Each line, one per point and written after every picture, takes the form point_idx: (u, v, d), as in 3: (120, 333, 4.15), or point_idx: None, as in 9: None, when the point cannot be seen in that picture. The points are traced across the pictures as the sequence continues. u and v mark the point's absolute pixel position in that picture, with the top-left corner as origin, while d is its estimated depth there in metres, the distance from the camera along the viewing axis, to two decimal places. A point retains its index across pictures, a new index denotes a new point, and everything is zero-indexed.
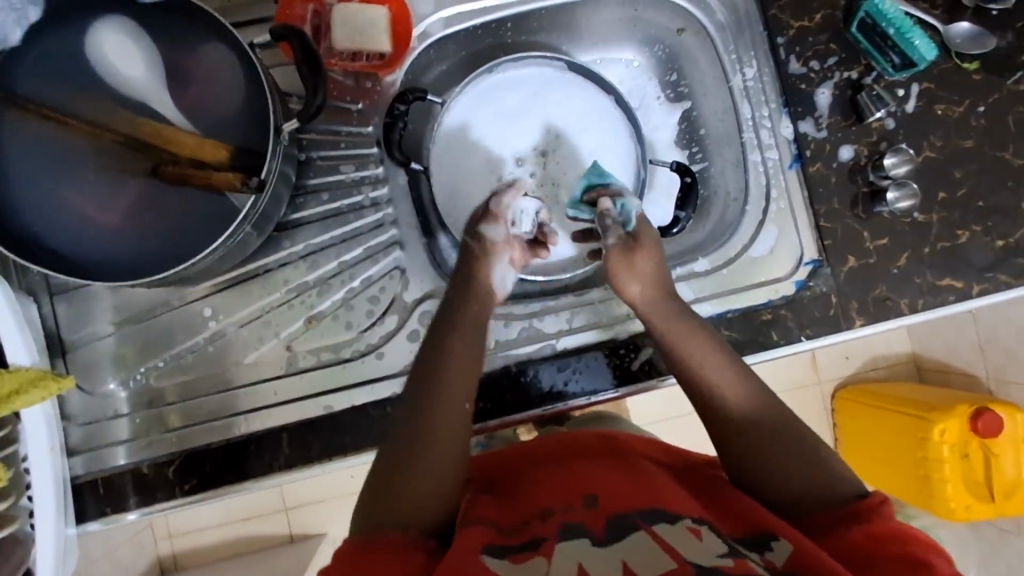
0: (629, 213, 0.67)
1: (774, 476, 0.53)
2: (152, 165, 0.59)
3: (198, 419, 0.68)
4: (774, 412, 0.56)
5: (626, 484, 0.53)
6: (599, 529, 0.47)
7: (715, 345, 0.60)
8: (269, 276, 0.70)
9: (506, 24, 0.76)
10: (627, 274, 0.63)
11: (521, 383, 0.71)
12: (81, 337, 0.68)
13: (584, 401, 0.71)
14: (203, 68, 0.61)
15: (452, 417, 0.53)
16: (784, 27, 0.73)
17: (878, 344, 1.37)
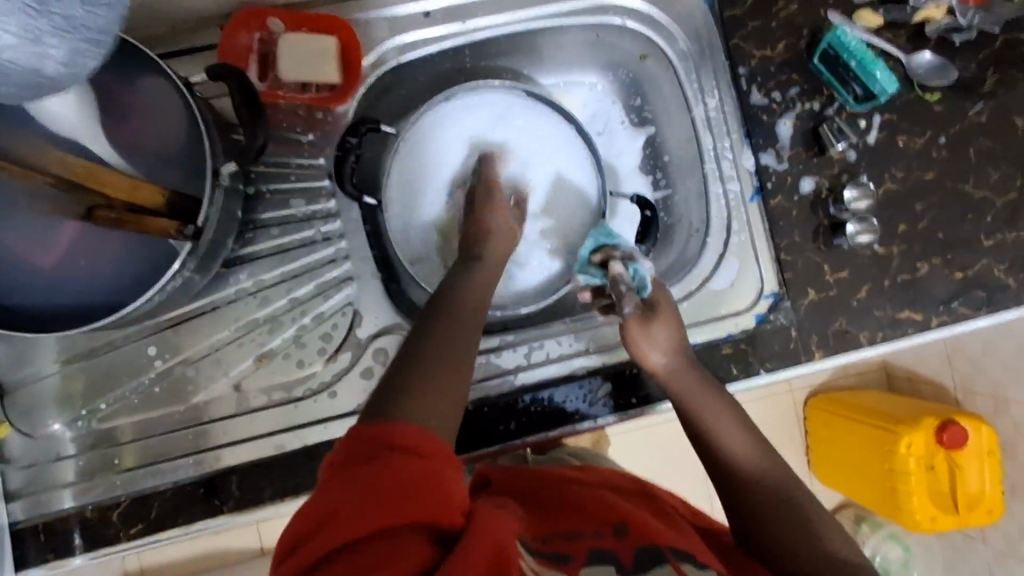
0: (642, 276, 0.68)
1: (789, 544, 0.53)
2: (85, 209, 0.56)
3: (144, 461, 0.66)
4: (786, 483, 0.57)
5: (655, 521, 0.55)
6: (628, 559, 0.49)
7: (730, 414, 0.61)
8: (217, 312, 0.68)
9: (464, 50, 0.74)
10: (647, 344, 0.63)
11: (480, 421, 0.69)
12: (22, 378, 0.67)
13: (542, 436, 0.69)
14: (141, 107, 0.59)
15: (443, 381, 0.51)
16: (746, 57, 0.72)
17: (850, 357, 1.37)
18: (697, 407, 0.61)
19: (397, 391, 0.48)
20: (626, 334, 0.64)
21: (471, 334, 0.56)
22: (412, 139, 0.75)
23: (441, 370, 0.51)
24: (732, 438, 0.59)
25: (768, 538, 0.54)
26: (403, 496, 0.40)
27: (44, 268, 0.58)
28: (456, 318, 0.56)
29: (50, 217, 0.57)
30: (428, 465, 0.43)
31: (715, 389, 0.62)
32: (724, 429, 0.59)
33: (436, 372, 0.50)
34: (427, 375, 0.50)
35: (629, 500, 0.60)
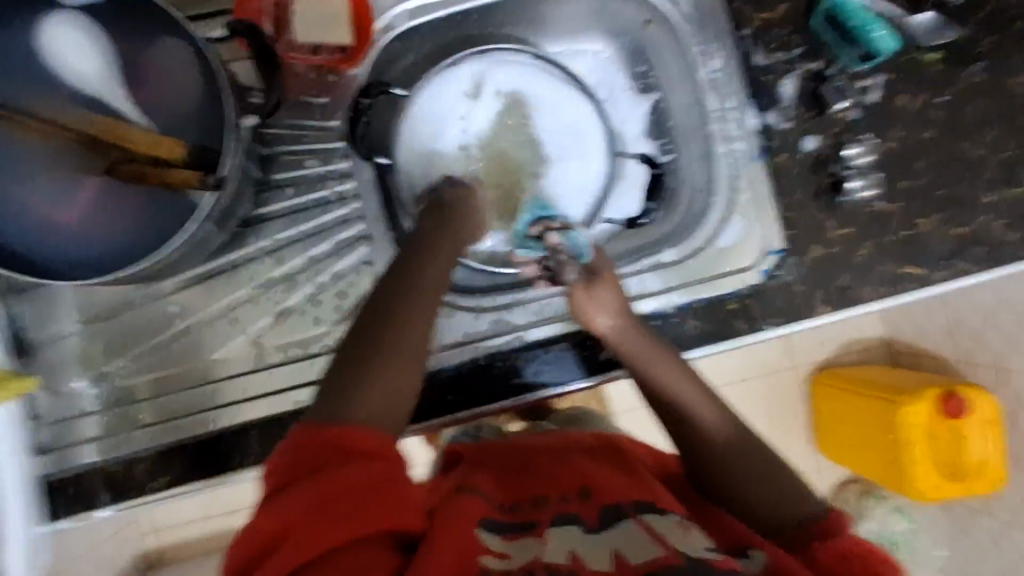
0: (580, 244, 0.71)
1: (755, 500, 0.58)
2: (107, 164, 0.58)
3: (165, 417, 0.68)
4: (746, 444, 0.61)
5: (622, 484, 0.59)
6: (592, 520, 0.54)
7: (676, 371, 0.64)
8: (236, 272, 0.70)
9: (472, 16, 0.76)
10: (592, 307, 0.65)
11: (492, 377, 0.70)
12: (47, 337, 0.68)
13: (551, 392, 0.71)
14: (158, 67, 0.60)
15: (408, 338, 0.53)
16: (747, 19, 0.74)
17: (852, 327, 1.37)
18: (646, 366, 0.64)
19: (337, 398, 0.51)
20: (572, 299, 0.66)
21: (432, 298, 0.56)
22: (420, 103, 0.77)
23: (392, 363, 0.52)
24: (694, 399, 0.63)
25: (727, 489, 0.59)
26: (363, 504, 0.45)
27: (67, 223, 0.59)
28: (407, 291, 0.56)
29: (74, 173, 0.59)
30: (368, 468, 0.47)
31: (661, 350, 0.64)
32: (687, 392, 0.63)
33: (382, 369, 0.52)
34: (367, 377, 0.51)
35: (600, 460, 0.64)
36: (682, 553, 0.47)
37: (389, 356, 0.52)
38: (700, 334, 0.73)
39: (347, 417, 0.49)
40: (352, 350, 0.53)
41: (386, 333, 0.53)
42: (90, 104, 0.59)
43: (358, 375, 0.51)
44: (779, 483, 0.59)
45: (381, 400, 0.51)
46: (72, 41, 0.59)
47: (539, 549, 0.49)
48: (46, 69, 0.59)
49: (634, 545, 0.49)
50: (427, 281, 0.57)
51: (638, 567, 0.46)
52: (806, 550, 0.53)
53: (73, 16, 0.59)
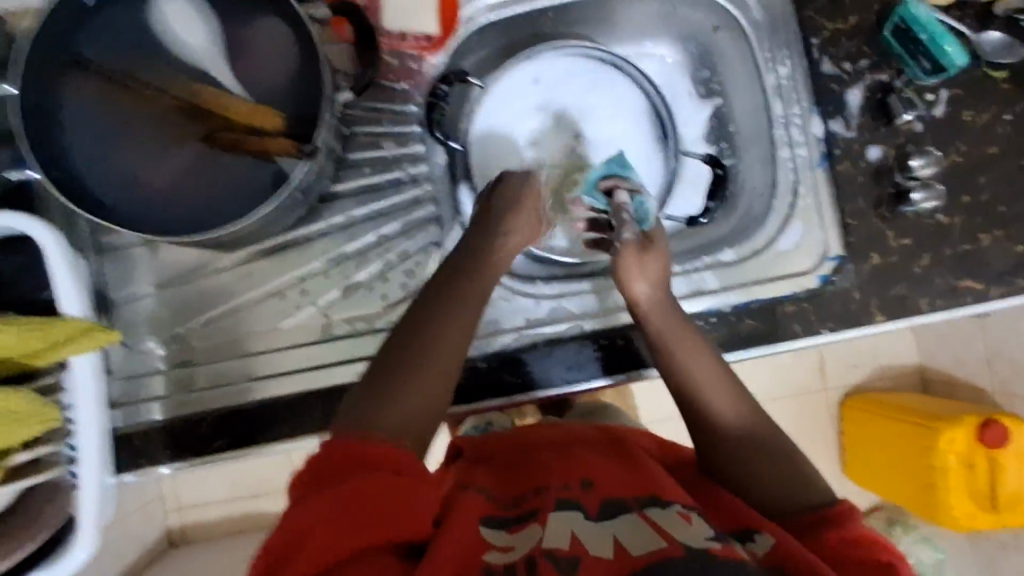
0: (645, 211, 0.72)
1: (768, 494, 0.56)
2: (206, 131, 0.62)
3: (218, 383, 0.70)
4: (766, 437, 0.60)
5: (622, 480, 0.57)
6: (593, 510, 0.52)
7: (706, 358, 0.63)
8: (308, 244, 0.72)
9: (548, 14, 0.78)
10: (637, 272, 0.66)
11: (543, 365, 0.71)
12: (124, 297, 0.71)
13: (567, 389, 0.71)
14: (256, 42, 0.63)
15: (451, 338, 0.57)
16: (819, 28, 0.75)
17: (882, 352, 1.33)
18: (674, 348, 0.64)
19: (375, 404, 0.54)
20: (620, 258, 0.67)
21: (474, 306, 0.61)
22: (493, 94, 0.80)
23: (428, 376, 0.56)
24: (718, 393, 0.61)
25: (737, 474, 0.58)
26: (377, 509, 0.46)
27: (158, 186, 0.61)
28: (459, 312, 0.59)
29: (171, 138, 0.62)
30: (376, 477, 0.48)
31: (691, 333, 0.65)
32: (709, 383, 0.62)
33: (417, 380, 0.55)
34: (405, 378, 0.55)
35: (602, 453, 0.62)
36: (686, 545, 0.46)
37: (432, 369, 0.56)
38: (756, 335, 0.73)
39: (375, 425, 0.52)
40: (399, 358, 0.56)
41: (429, 345, 0.57)
42: (191, 73, 0.62)
43: (401, 382, 0.55)
44: (788, 468, 0.58)
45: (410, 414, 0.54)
46: (174, 13, 0.62)
47: (540, 535, 0.49)
48: (155, 40, 0.62)
49: (637, 538, 0.47)
50: (463, 308, 0.60)
51: (639, 559, 0.45)
52: (814, 535, 0.52)
53: None
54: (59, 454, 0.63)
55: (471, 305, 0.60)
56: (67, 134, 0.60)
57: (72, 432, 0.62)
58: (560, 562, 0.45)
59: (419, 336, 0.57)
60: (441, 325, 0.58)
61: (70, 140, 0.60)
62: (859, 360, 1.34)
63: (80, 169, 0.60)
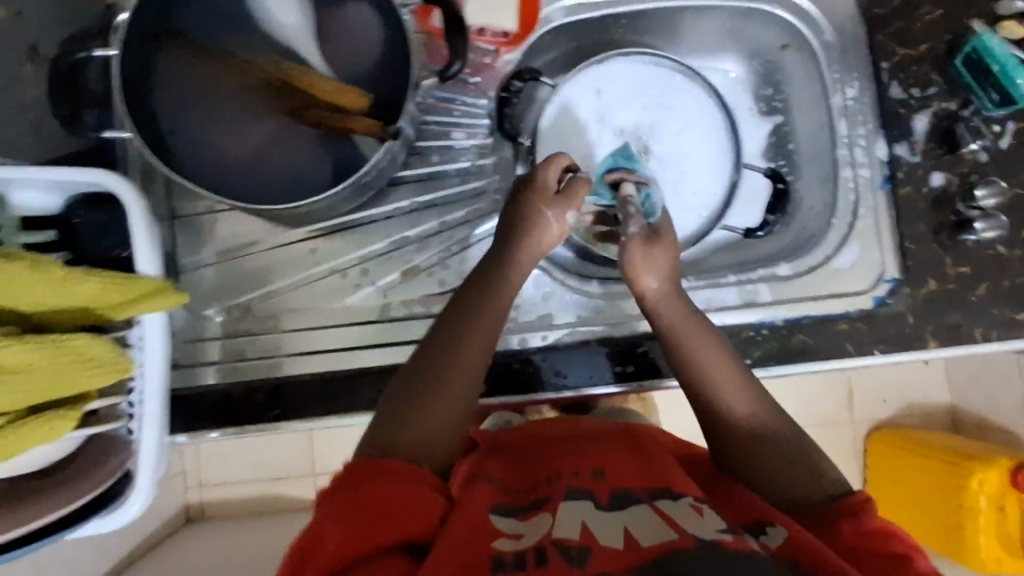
0: (653, 205, 0.72)
1: (785, 487, 0.56)
2: (292, 107, 0.64)
3: (248, 357, 0.71)
4: (777, 432, 0.59)
5: (634, 467, 0.57)
6: (604, 498, 0.53)
7: (720, 354, 0.62)
8: (373, 226, 0.74)
9: (621, 20, 0.79)
10: (644, 265, 0.65)
11: (555, 366, 0.73)
12: (191, 263, 0.73)
13: (577, 391, 0.72)
14: (343, 25, 0.65)
15: (472, 351, 0.60)
16: (889, 53, 0.76)
17: (912, 388, 1.25)
18: (683, 343, 0.63)
19: (397, 416, 0.57)
20: (626, 252, 0.65)
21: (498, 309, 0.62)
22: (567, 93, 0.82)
23: (450, 392, 0.58)
24: (726, 389, 0.60)
25: (750, 466, 0.58)
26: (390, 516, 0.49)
27: (237, 156, 0.64)
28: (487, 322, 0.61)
29: (259, 112, 0.64)
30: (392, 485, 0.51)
31: (705, 327, 0.63)
32: (717, 378, 0.61)
33: (438, 394, 0.58)
34: (426, 391, 0.58)
35: (615, 441, 0.63)
36: (696, 537, 0.45)
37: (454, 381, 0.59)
38: (807, 350, 0.73)
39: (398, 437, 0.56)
40: (423, 373, 0.59)
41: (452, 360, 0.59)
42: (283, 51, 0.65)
43: (425, 398, 0.58)
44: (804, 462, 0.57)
45: (426, 426, 0.57)
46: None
47: (550, 524, 0.50)
48: (251, 17, 0.65)
49: (646, 528, 0.47)
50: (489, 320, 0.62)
51: (647, 551, 0.45)
52: (831, 529, 0.52)
53: None
54: (119, 408, 0.64)
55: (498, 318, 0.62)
56: (159, 100, 0.62)
57: (134, 387, 0.64)
58: (570, 554, 0.46)
59: (443, 347, 0.60)
60: (466, 335, 0.60)
61: (160, 106, 0.62)
62: (888, 395, 1.26)
63: (168, 135, 0.62)
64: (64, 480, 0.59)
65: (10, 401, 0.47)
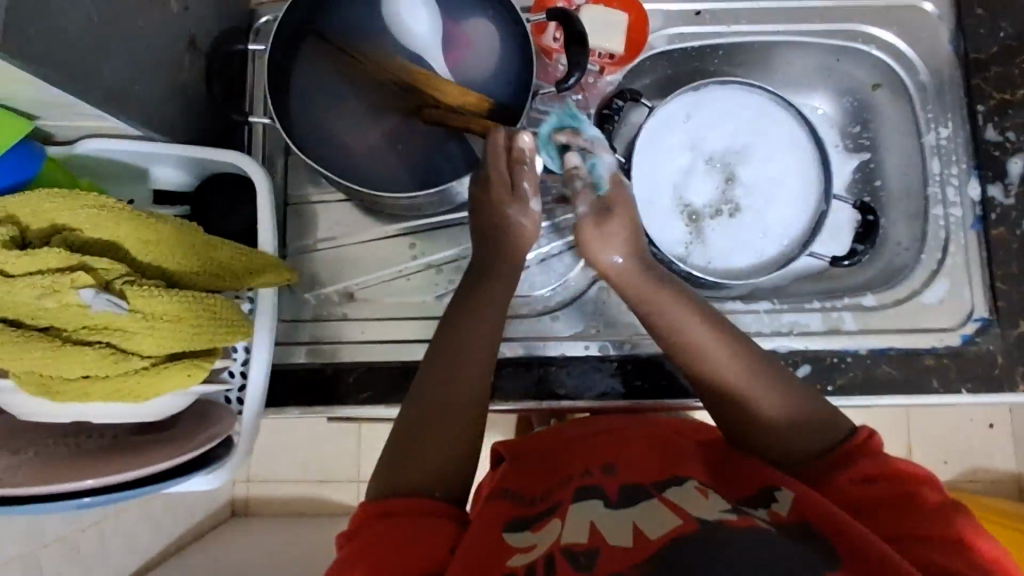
0: (599, 174, 0.67)
1: (787, 445, 0.56)
2: (417, 107, 0.70)
3: (328, 339, 0.75)
4: (772, 399, 0.57)
5: (641, 468, 0.59)
6: (614, 497, 0.55)
7: (695, 317, 0.61)
8: (471, 226, 0.78)
9: (719, 51, 0.83)
10: (602, 245, 0.65)
11: (569, 377, 0.74)
12: (297, 248, 0.78)
13: (592, 402, 0.74)
14: (470, 37, 0.71)
15: (468, 360, 0.61)
16: (986, 96, 0.78)
17: (980, 452, 1.11)
18: (662, 321, 0.62)
19: (400, 458, 0.57)
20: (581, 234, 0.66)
21: (501, 309, 0.64)
22: (662, 116, 0.83)
23: (450, 425, 0.58)
24: (717, 365, 0.59)
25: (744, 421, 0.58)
26: (404, 547, 0.50)
27: (361, 149, 0.69)
28: (475, 348, 0.62)
29: (385, 111, 0.70)
30: (407, 521, 0.52)
31: (674, 289, 0.63)
32: (707, 358, 0.59)
33: (443, 417, 0.58)
34: (427, 428, 0.58)
35: (620, 437, 0.64)
36: (699, 519, 0.48)
37: (450, 412, 0.59)
38: (892, 382, 0.73)
39: (415, 463, 0.56)
40: (420, 413, 0.59)
41: (443, 394, 0.60)
42: (411, 56, 0.70)
43: (422, 436, 0.58)
44: (796, 403, 0.57)
45: (429, 465, 0.56)
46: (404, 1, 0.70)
47: (560, 531, 0.51)
48: (386, 25, 0.71)
49: (654, 519, 0.49)
50: (481, 344, 0.62)
51: (657, 540, 0.47)
52: (829, 479, 0.54)
53: None
54: (220, 375, 0.68)
55: (494, 339, 0.63)
56: (301, 94, 0.69)
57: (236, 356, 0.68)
58: (579, 560, 0.47)
59: (433, 386, 0.60)
60: (459, 365, 0.61)
61: (301, 99, 0.69)
62: (950, 455, 1.11)
63: (305, 126, 0.69)
64: (177, 437, 0.61)
65: (155, 344, 0.50)
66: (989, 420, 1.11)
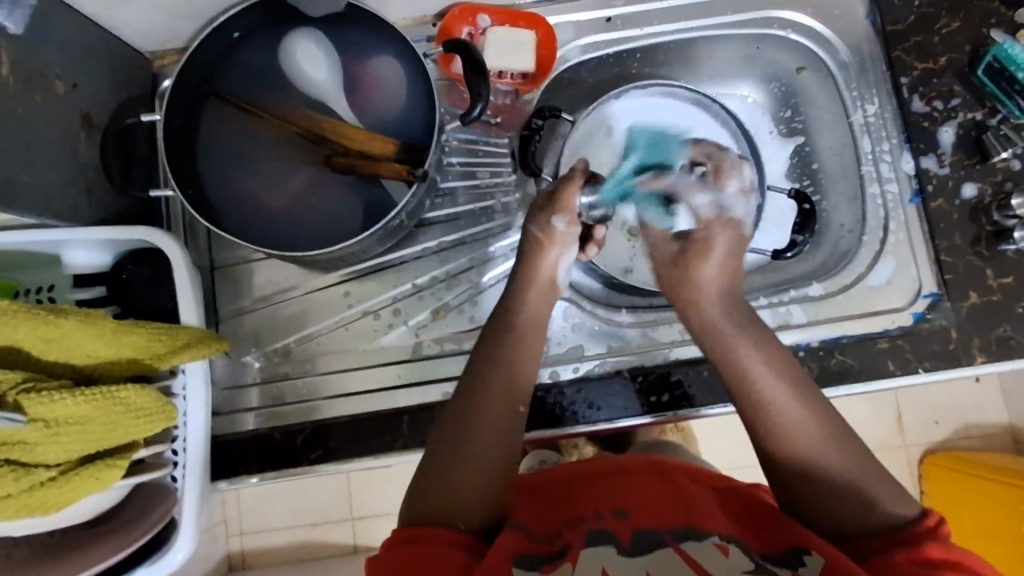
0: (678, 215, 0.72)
1: (843, 512, 0.53)
2: (325, 157, 0.68)
3: (286, 401, 0.73)
4: (853, 458, 0.55)
5: (665, 504, 0.56)
6: (627, 541, 0.52)
7: (776, 368, 0.59)
8: (403, 266, 0.76)
9: (636, 54, 0.81)
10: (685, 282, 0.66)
11: (559, 403, 0.72)
12: (229, 310, 0.76)
13: (586, 428, 0.72)
14: (374, 76, 0.69)
15: (499, 405, 0.58)
16: (908, 67, 0.76)
17: (971, 408, 1.10)
18: (736, 354, 0.60)
19: (423, 492, 0.55)
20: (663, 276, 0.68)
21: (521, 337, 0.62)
22: (585, 129, 0.82)
23: (474, 470, 0.55)
24: (791, 413, 0.56)
25: (791, 480, 0.55)
26: None
27: (275, 208, 0.67)
28: (504, 378, 0.59)
29: (293, 165, 0.68)
30: (432, 549, 0.50)
31: (754, 333, 0.61)
32: (781, 402, 0.57)
33: (469, 458, 0.55)
34: (459, 446, 0.56)
35: (649, 476, 0.60)
36: None
37: (480, 438, 0.56)
38: (848, 371, 0.70)
39: (434, 510, 0.53)
40: (442, 462, 0.56)
41: (477, 415, 0.58)
42: (314, 103, 0.68)
43: (446, 475, 0.55)
44: (857, 474, 0.54)
45: (456, 491, 0.54)
46: (302, 49, 0.68)
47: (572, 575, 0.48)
48: (284, 74, 0.68)
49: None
50: (504, 372, 0.60)
51: None
52: (881, 557, 0.50)
53: (306, 30, 0.68)
54: (164, 456, 0.65)
55: (517, 369, 0.60)
56: (203, 161, 0.67)
57: (180, 411, 0.65)
58: None
59: (459, 425, 0.57)
60: (500, 391, 0.59)
61: (203, 165, 0.67)
62: (941, 415, 1.10)
63: (214, 191, 0.66)
64: (117, 528, 0.59)
65: (61, 453, 0.49)
66: (976, 373, 1.09)
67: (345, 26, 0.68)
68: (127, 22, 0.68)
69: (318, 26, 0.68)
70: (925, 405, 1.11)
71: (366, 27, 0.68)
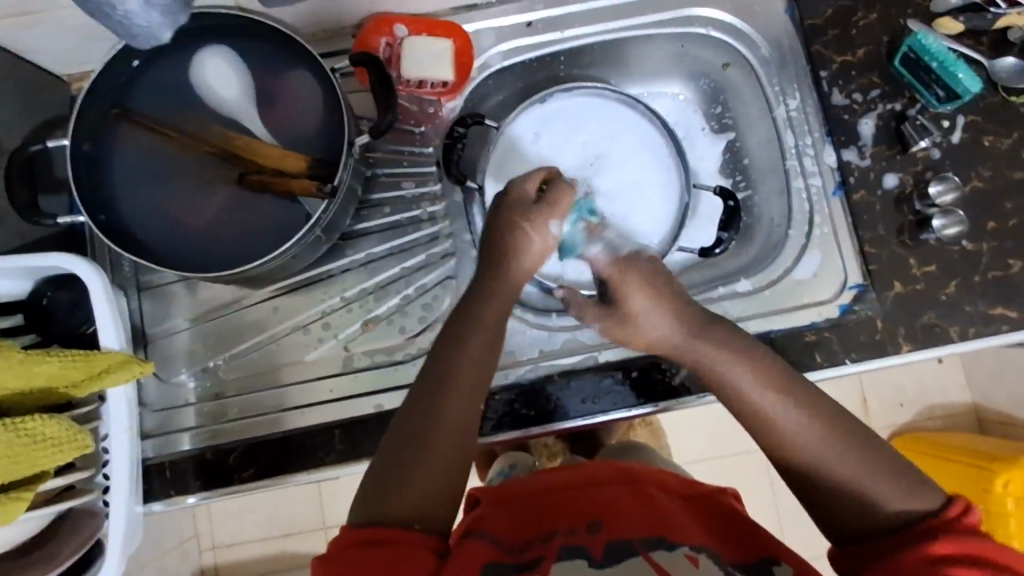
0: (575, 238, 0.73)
1: (848, 514, 0.52)
2: (239, 174, 0.67)
3: (218, 422, 0.72)
4: (866, 458, 0.52)
5: (641, 512, 0.55)
6: (599, 552, 0.52)
7: (760, 378, 0.56)
8: (332, 279, 0.76)
9: (561, 58, 0.81)
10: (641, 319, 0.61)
11: (504, 407, 0.72)
12: (160, 331, 0.75)
13: (519, 433, 0.72)
14: (289, 91, 0.68)
15: (461, 408, 0.55)
16: (828, 61, 0.77)
17: (934, 389, 1.13)
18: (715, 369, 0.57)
19: (379, 496, 0.52)
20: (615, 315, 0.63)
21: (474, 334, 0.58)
22: (510, 134, 0.82)
23: (431, 477, 0.53)
24: (791, 426, 0.54)
25: (804, 489, 0.54)
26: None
27: (192, 227, 0.67)
28: (462, 380, 0.56)
29: (209, 182, 0.67)
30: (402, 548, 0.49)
31: (732, 342, 0.58)
32: (778, 415, 0.55)
33: (431, 463, 0.53)
34: (418, 453, 0.53)
35: (629, 484, 0.58)
36: None
37: (438, 445, 0.54)
38: None
39: (391, 514, 0.51)
40: (393, 470, 0.53)
41: (436, 419, 0.55)
42: (229, 123, 0.68)
43: (394, 484, 0.52)
44: (861, 464, 0.52)
45: (414, 494, 0.52)
46: (211, 65, 0.67)
47: None
48: (196, 93, 0.68)
49: None
50: (474, 369, 0.56)
51: None
52: (888, 557, 0.49)
53: (214, 47, 0.68)
54: (94, 481, 0.65)
55: (480, 370, 0.57)
56: (114, 184, 0.66)
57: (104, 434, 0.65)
58: None
59: (418, 428, 0.54)
60: (457, 396, 0.55)
61: (114, 189, 0.66)
62: (905, 398, 1.13)
63: (127, 214, 0.66)
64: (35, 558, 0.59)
65: None
66: (937, 356, 1.11)
67: (257, 43, 0.68)
68: (33, 48, 0.68)
69: (229, 43, 0.68)
70: (888, 389, 1.13)
71: (278, 43, 0.67)
